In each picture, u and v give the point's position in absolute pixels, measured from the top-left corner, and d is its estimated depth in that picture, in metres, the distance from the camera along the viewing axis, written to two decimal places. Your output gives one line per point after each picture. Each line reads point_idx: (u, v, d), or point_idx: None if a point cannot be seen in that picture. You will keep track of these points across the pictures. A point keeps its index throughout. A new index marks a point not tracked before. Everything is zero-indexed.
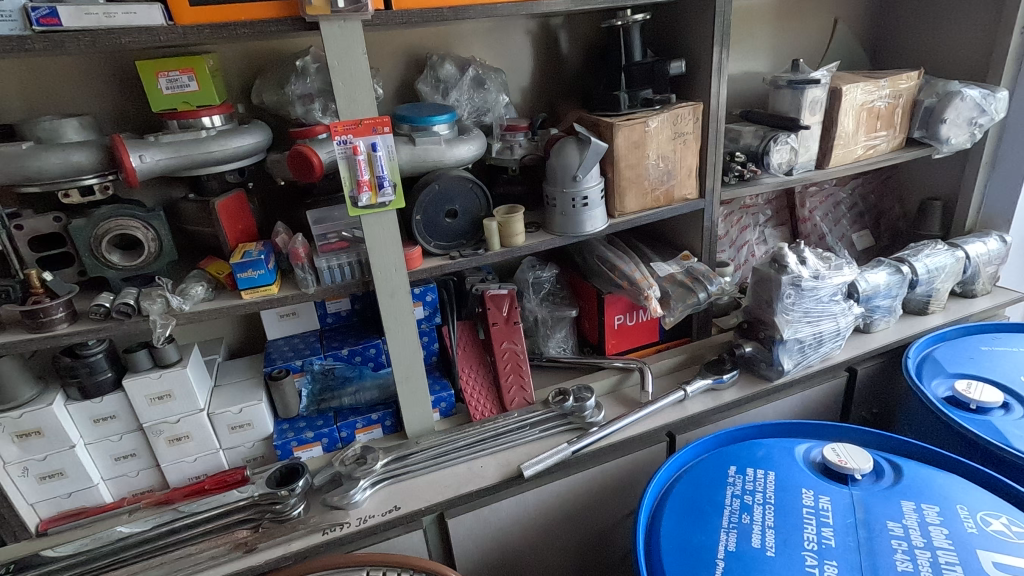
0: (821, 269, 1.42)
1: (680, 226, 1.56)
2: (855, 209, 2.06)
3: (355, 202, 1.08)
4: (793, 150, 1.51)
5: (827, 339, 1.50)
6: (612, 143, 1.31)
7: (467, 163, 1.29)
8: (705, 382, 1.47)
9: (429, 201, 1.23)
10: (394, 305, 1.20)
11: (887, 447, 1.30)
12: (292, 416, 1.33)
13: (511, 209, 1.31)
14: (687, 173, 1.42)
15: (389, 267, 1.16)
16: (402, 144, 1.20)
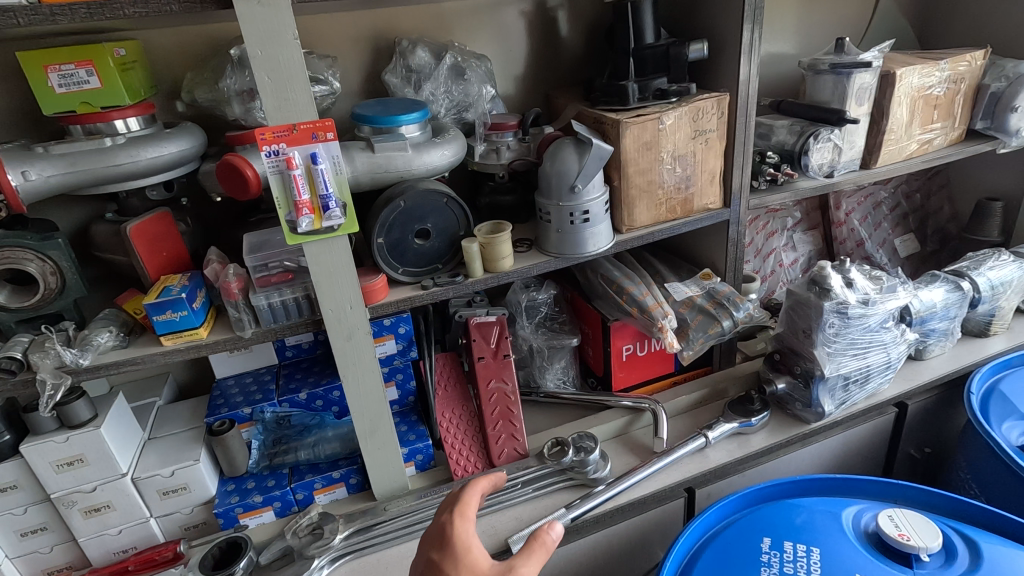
0: (871, 293, 1.18)
1: (701, 240, 1.33)
2: (897, 210, 1.80)
3: (294, 228, 0.86)
4: (836, 148, 1.27)
5: (876, 374, 1.26)
6: (618, 144, 1.08)
7: (444, 172, 1.06)
8: (731, 426, 1.25)
9: (393, 220, 1.00)
10: (351, 348, 0.98)
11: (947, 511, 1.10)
12: (240, 475, 1.13)
13: (496, 227, 1.09)
14: (709, 178, 1.18)
15: (342, 305, 0.95)
16: (358, 151, 0.97)
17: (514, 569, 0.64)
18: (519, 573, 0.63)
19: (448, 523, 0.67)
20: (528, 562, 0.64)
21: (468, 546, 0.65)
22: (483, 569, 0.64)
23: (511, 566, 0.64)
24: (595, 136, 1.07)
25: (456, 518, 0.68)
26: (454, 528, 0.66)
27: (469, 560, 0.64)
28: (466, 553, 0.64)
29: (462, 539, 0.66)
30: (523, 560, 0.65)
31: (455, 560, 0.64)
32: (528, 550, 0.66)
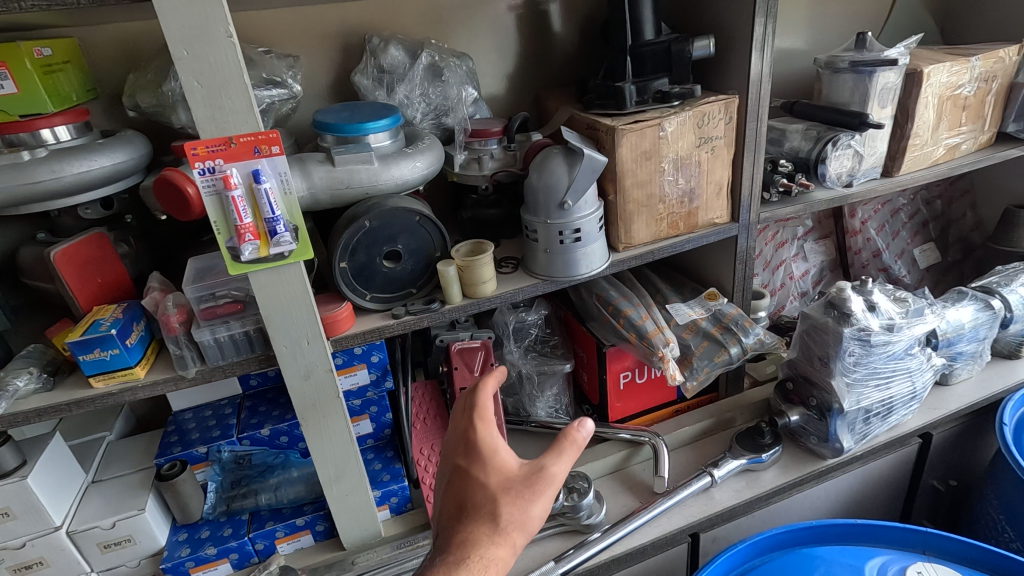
0: (896, 318, 1.06)
1: (706, 256, 1.21)
2: (917, 217, 1.68)
3: (236, 256, 0.74)
4: (856, 155, 1.14)
5: (900, 404, 1.15)
6: (613, 154, 0.96)
7: (417, 186, 0.94)
8: (739, 463, 1.13)
9: (358, 242, 0.88)
10: (310, 387, 0.87)
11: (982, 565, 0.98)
12: (194, 522, 1.02)
13: (477, 247, 0.98)
14: (715, 190, 1.06)
15: (297, 341, 0.83)
16: (316, 164, 0.84)
17: (546, 468, 0.61)
18: (551, 471, 0.61)
19: (470, 426, 0.63)
20: (559, 460, 0.61)
21: (493, 449, 0.62)
22: (512, 470, 0.62)
23: (541, 468, 0.61)
24: (587, 145, 0.95)
25: (478, 421, 0.64)
26: (477, 430, 0.63)
27: (495, 464, 0.62)
28: (492, 457, 0.62)
29: (485, 444, 0.63)
30: (554, 458, 0.61)
31: (481, 466, 0.61)
32: (559, 448, 0.62)
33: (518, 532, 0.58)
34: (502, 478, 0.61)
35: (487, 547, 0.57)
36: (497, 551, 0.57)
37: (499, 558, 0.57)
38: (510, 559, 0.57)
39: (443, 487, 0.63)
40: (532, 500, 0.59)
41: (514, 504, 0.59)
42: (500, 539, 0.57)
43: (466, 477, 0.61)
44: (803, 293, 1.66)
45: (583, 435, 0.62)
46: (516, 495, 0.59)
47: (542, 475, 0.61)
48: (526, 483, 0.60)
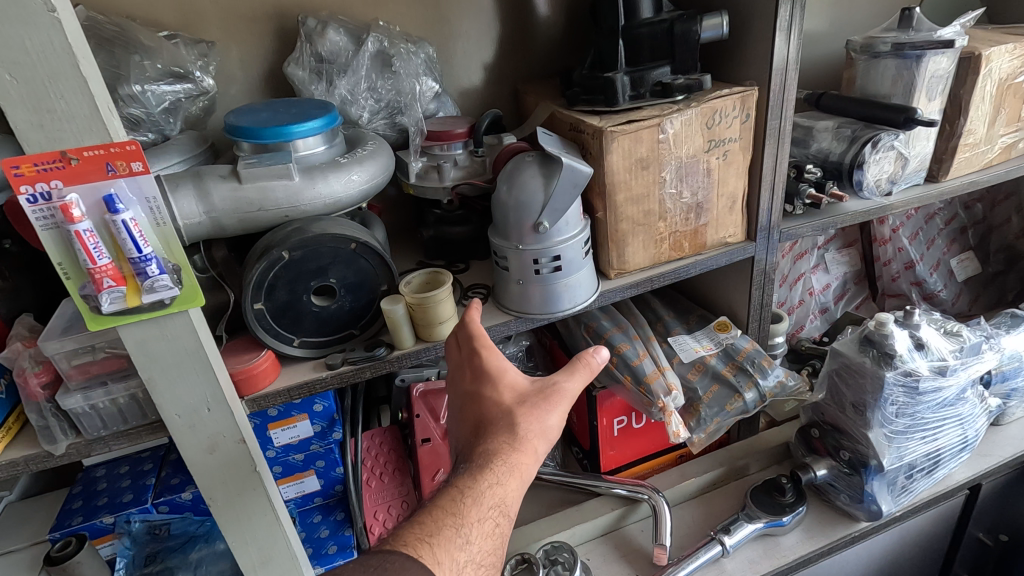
0: (948, 358, 0.87)
1: (716, 278, 1.02)
2: (954, 223, 1.47)
3: (95, 307, 0.56)
4: (897, 158, 0.95)
5: (948, 456, 0.96)
6: (601, 162, 0.77)
7: (356, 203, 0.75)
8: (754, 528, 0.94)
9: (276, 279, 0.70)
10: (217, 462, 0.69)
11: None
12: None
13: (433, 278, 0.80)
14: (727, 204, 0.87)
15: (194, 408, 0.65)
16: (216, 181, 0.66)
17: (560, 382, 0.63)
18: (565, 386, 0.63)
19: (476, 354, 0.65)
20: (571, 377, 0.64)
21: (502, 370, 0.64)
22: (521, 387, 0.64)
23: (555, 383, 0.63)
24: (569, 152, 0.76)
25: (484, 349, 0.66)
26: (485, 355, 0.65)
27: (506, 383, 0.64)
28: (502, 378, 0.64)
29: (495, 367, 0.65)
30: (564, 375, 0.64)
31: (494, 386, 0.63)
32: (572, 367, 0.64)
33: (538, 436, 0.60)
34: (517, 394, 0.63)
35: (512, 450, 0.58)
36: (522, 453, 0.58)
37: (525, 458, 0.58)
38: (535, 459, 0.59)
39: (459, 409, 0.65)
40: (549, 409, 0.61)
41: (533, 412, 0.60)
42: (525, 443, 0.59)
43: (480, 397, 0.63)
44: (823, 310, 1.47)
45: (597, 361, 0.65)
46: (533, 404, 0.61)
47: (555, 389, 0.63)
48: (540, 395, 0.62)
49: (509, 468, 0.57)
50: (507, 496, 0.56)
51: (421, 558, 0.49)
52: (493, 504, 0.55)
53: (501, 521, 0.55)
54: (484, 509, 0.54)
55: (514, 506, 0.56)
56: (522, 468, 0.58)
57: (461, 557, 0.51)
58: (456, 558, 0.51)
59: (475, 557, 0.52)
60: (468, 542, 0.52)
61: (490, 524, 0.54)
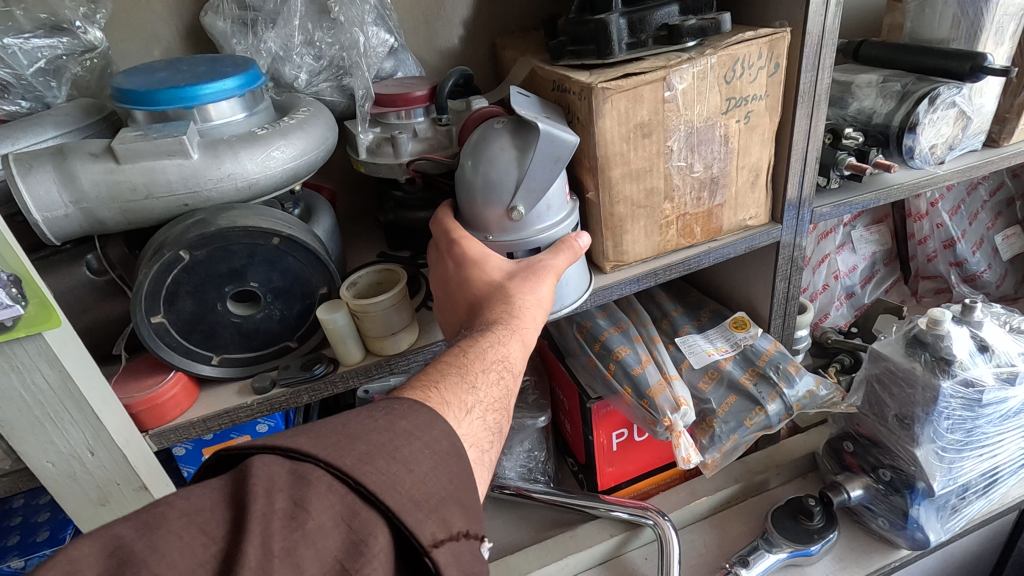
0: (1017, 364, 0.72)
1: (734, 266, 0.86)
2: (999, 194, 1.30)
3: None
4: (955, 119, 0.78)
5: (1006, 473, 0.82)
6: (590, 128, 0.61)
7: (282, 186, 0.60)
8: (777, 559, 0.81)
9: (178, 285, 0.55)
10: (113, 514, 0.55)
11: None
12: None
13: (387, 276, 0.66)
14: (750, 178, 0.71)
15: (69, 452, 0.51)
16: (84, 160, 0.51)
17: (544, 261, 0.58)
18: (550, 265, 0.58)
19: (454, 241, 0.59)
20: (557, 257, 0.58)
21: (484, 255, 0.58)
22: (505, 269, 0.58)
23: (543, 262, 0.58)
24: (550, 117, 0.60)
25: (462, 237, 0.59)
26: (465, 242, 0.59)
27: (492, 266, 0.58)
28: (486, 262, 0.57)
29: (476, 253, 0.58)
30: (546, 254, 0.59)
31: (480, 268, 0.57)
32: (555, 249, 0.59)
33: (533, 307, 0.55)
34: (505, 273, 0.57)
35: (508, 314, 0.53)
36: (520, 319, 0.53)
37: (524, 324, 0.53)
38: (534, 327, 0.54)
39: (446, 299, 0.60)
40: (540, 281, 0.56)
41: (524, 285, 0.55)
42: (521, 310, 0.54)
43: (466, 282, 0.57)
44: (849, 295, 1.31)
45: (581, 243, 0.59)
46: (523, 278, 0.56)
47: (541, 266, 0.57)
48: (526, 270, 0.57)
49: (510, 330, 0.52)
50: (511, 355, 0.50)
51: (427, 400, 0.42)
52: (497, 359, 0.49)
53: (507, 376, 0.49)
54: (488, 361, 0.48)
55: (518, 366, 0.51)
56: (523, 331, 0.53)
57: (471, 398, 0.44)
58: (465, 400, 0.44)
59: (484, 402, 0.45)
60: (475, 388, 0.45)
61: (495, 375, 0.48)
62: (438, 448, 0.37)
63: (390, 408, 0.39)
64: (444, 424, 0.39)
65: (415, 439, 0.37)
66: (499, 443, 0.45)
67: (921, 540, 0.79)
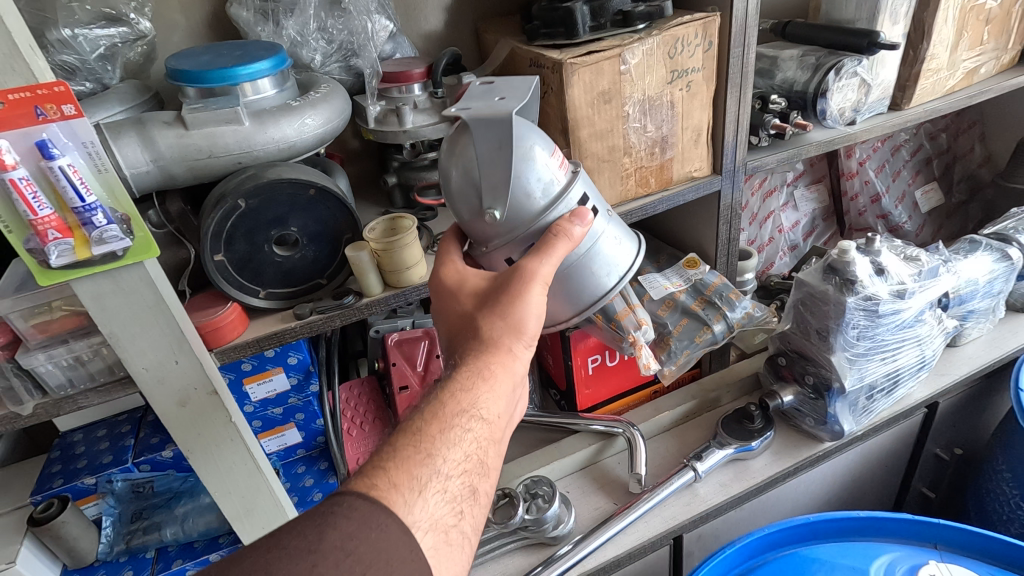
0: (906, 282, 0.91)
1: (685, 215, 1.02)
2: (919, 154, 1.49)
3: (44, 263, 0.54)
4: (861, 85, 0.94)
5: (907, 376, 1.01)
6: (561, 96, 0.75)
7: (312, 148, 0.73)
8: (725, 454, 0.98)
9: (234, 228, 0.68)
10: (189, 416, 0.69)
11: (996, 560, 0.87)
12: (88, 565, 0.86)
13: (396, 223, 0.79)
14: (693, 136, 0.86)
15: (163, 360, 0.65)
16: (160, 127, 0.63)
17: (526, 269, 0.57)
18: (534, 272, 0.57)
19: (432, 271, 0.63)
20: (542, 259, 0.57)
21: (461, 279, 0.61)
22: (481, 292, 0.59)
23: (527, 267, 0.57)
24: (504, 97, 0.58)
25: (443, 262, 0.64)
26: (443, 269, 0.62)
27: (468, 289, 0.60)
28: (464, 286, 0.61)
29: (453, 279, 0.62)
30: (527, 259, 0.57)
31: (456, 296, 0.60)
32: (541, 249, 0.57)
33: (509, 335, 0.56)
34: (481, 296, 0.59)
35: (479, 355, 0.55)
36: (490, 356, 0.55)
37: (494, 366, 0.55)
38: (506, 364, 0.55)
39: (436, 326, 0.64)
40: (515, 300, 0.56)
41: (495, 313, 0.56)
42: (495, 353, 0.55)
43: (445, 313, 0.61)
44: (793, 247, 1.49)
45: (570, 231, 0.58)
46: (495, 304, 0.57)
47: (524, 275, 0.57)
48: (500, 290, 0.58)
49: (473, 377, 0.53)
50: (476, 402, 0.52)
51: (372, 487, 0.43)
52: (459, 413, 0.50)
53: (473, 429, 0.50)
54: (446, 422, 0.49)
55: (487, 413, 0.52)
56: (490, 373, 0.54)
57: (426, 472, 0.46)
58: (418, 477, 0.45)
59: (443, 471, 0.47)
60: (432, 457, 0.47)
61: (458, 433, 0.49)
62: (371, 559, 0.39)
63: (325, 517, 0.40)
64: (381, 526, 0.40)
65: (344, 554, 0.38)
66: (465, 510, 0.47)
67: (840, 432, 0.98)
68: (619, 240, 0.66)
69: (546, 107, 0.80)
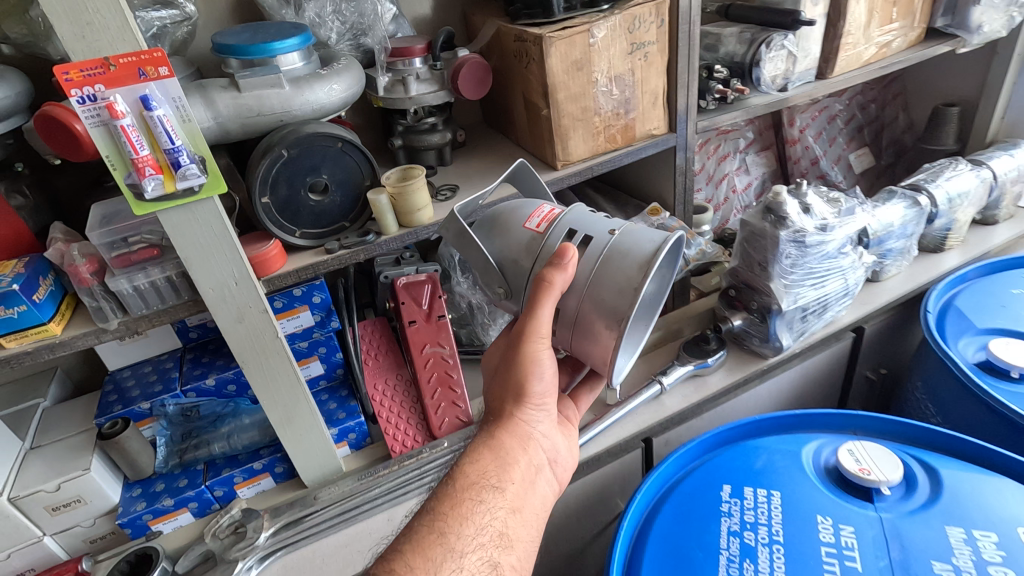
0: (827, 218, 1.10)
1: (648, 170, 1.20)
2: (852, 122, 1.70)
3: (140, 195, 0.68)
4: (789, 57, 1.13)
5: (833, 301, 1.21)
6: (541, 64, 0.92)
7: (337, 110, 0.88)
8: (686, 370, 1.17)
9: (277, 174, 0.82)
10: (244, 331, 0.83)
11: (911, 440, 1.06)
12: (147, 477, 1.00)
13: (407, 173, 0.95)
14: (651, 100, 1.03)
15: (225, 282, 0.79)
16: (218, 91, 0.78)
17: (521, 331, 0.67)
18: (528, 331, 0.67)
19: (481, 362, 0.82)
20: (531, 315, 0.65)
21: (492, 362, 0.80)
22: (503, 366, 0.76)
23: (522, 329, 0.67)
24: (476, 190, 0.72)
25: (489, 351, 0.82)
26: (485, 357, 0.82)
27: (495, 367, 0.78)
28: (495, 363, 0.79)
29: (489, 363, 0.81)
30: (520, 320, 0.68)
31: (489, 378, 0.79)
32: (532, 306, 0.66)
33: (512, 399, 0.73)
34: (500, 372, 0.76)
35: (485, 440, 0.71)
36: (497, 434, 0.71)
37: (502, 439, 0.71)
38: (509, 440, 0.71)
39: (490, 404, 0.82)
40: (511, 367, 0.71)
41: (504, 386, 0.73)
42: (501, 427, 0.72)
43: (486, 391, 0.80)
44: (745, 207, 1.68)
45: (546, 277, 0.63)
46: (505, 377, 0.73)
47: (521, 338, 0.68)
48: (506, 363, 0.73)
49: (481, 453, 0.70)
50: (483, 474, 0.67)
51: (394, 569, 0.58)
52: (469, 487, 0.66)
53: (481, 499, 0.66)
54: (457, 501, 0.65)
55: (492, 480, 0.67)
56: (496, 446, 0.70)
57: (440, 551, 0.60)
58: (434, 556, 0.60)
59: (456, 548, 0.61)
60: (447, 535, 0.62)
61: (467, 508, 0.65)
62: None
63: None
64: None
65: None
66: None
67: (780, 348, 1.17)
68: (629, 250, 0.64)
69: (529, 75, 0.97)
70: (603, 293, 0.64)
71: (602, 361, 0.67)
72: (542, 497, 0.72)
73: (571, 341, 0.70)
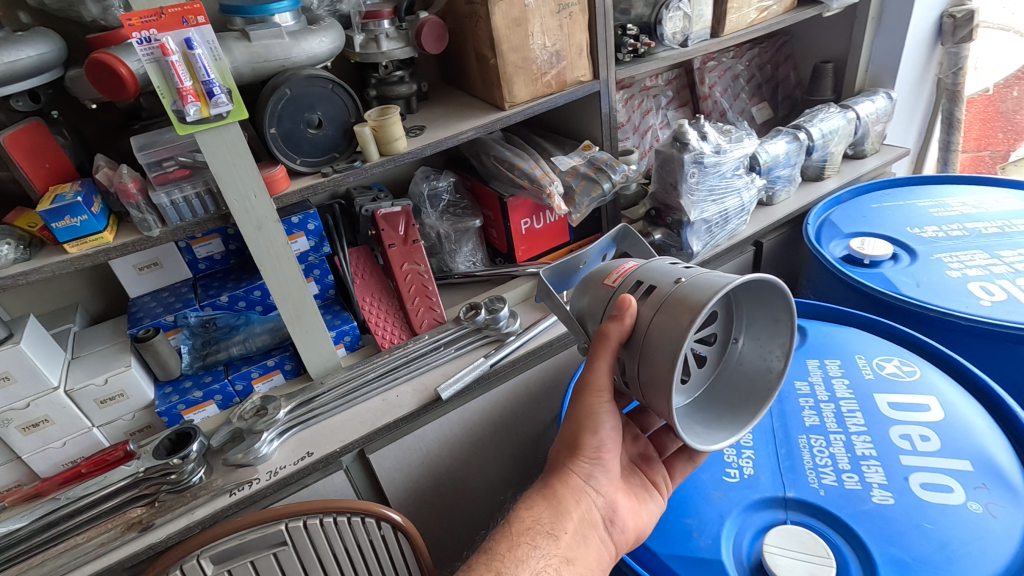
0: (721, 144, 1.39)
1: (580, 115, 1.46)
2: (753, 80, 2.01)
3: (182, 117, 0.88)
4: (685, 17, 1.41)
5: (733, 216, 1.50)
6: (487, 21, 1.16)
7: (326, 59, 1.09)
8: None
9: (282, 109, 1.03)
10: (262, 238, 1.04)
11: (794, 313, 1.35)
12: (175, 378, 1.20)
13: (384, 111, 1.16)
14: (577, 51, 1.29)
15: (247, 195, 0.99)
16: (233, 41, 0.98)
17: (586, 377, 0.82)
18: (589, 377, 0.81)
19: None
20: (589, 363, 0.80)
21: None
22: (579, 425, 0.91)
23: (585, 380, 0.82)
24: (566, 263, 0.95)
25: None
26: None
27: None
28: None
29: None
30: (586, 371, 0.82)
31: None
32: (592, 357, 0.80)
33: (572, 456, 0.88)
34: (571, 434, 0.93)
35: (543, 490, 0.88)
36: (559, 490, 0.87)
37: (562, 496, 0.86)
38: (567, 496, 0.86)
39: None
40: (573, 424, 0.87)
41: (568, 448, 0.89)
42: (560, 479, 0.87)
43: None
44: None
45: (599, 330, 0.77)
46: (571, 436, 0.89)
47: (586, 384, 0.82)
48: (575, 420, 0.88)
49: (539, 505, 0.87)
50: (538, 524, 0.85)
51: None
52: (526, 534, 0.84)
53: (534, 544, 0.83)
54: (515, 544, 0.83)
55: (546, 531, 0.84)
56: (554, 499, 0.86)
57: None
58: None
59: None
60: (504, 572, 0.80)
61: (522, 552, 0.82)
62: None
63: None
64: None
65: None
66: None
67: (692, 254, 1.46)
68: (687, 296, 0.71)
69: (478, 31, 1.20)
70: (656, 337, 0.72)
71: (666, 412, 0.72)
72: (596, 554, 0.84)
73: (639, 392, 0.77)
